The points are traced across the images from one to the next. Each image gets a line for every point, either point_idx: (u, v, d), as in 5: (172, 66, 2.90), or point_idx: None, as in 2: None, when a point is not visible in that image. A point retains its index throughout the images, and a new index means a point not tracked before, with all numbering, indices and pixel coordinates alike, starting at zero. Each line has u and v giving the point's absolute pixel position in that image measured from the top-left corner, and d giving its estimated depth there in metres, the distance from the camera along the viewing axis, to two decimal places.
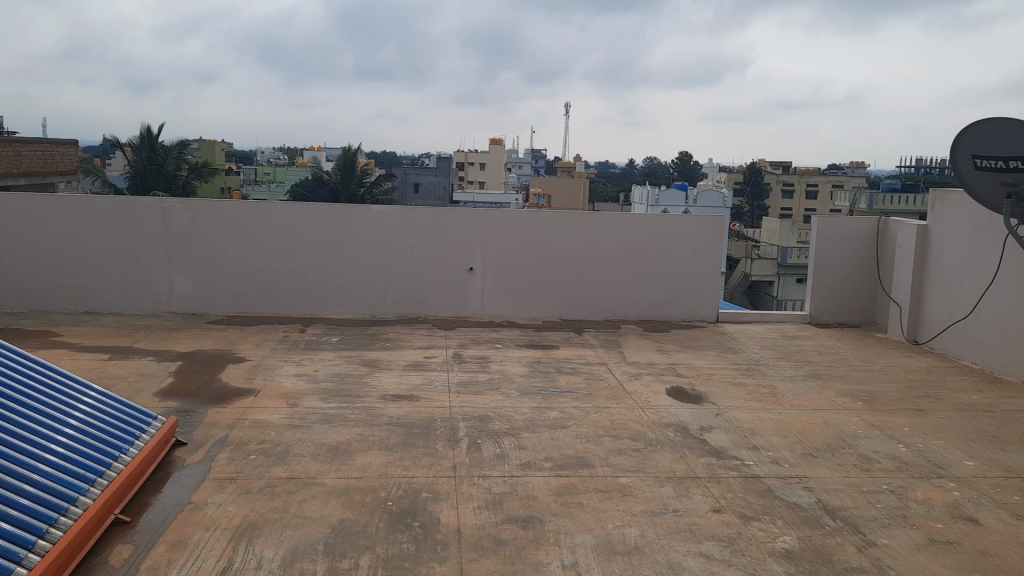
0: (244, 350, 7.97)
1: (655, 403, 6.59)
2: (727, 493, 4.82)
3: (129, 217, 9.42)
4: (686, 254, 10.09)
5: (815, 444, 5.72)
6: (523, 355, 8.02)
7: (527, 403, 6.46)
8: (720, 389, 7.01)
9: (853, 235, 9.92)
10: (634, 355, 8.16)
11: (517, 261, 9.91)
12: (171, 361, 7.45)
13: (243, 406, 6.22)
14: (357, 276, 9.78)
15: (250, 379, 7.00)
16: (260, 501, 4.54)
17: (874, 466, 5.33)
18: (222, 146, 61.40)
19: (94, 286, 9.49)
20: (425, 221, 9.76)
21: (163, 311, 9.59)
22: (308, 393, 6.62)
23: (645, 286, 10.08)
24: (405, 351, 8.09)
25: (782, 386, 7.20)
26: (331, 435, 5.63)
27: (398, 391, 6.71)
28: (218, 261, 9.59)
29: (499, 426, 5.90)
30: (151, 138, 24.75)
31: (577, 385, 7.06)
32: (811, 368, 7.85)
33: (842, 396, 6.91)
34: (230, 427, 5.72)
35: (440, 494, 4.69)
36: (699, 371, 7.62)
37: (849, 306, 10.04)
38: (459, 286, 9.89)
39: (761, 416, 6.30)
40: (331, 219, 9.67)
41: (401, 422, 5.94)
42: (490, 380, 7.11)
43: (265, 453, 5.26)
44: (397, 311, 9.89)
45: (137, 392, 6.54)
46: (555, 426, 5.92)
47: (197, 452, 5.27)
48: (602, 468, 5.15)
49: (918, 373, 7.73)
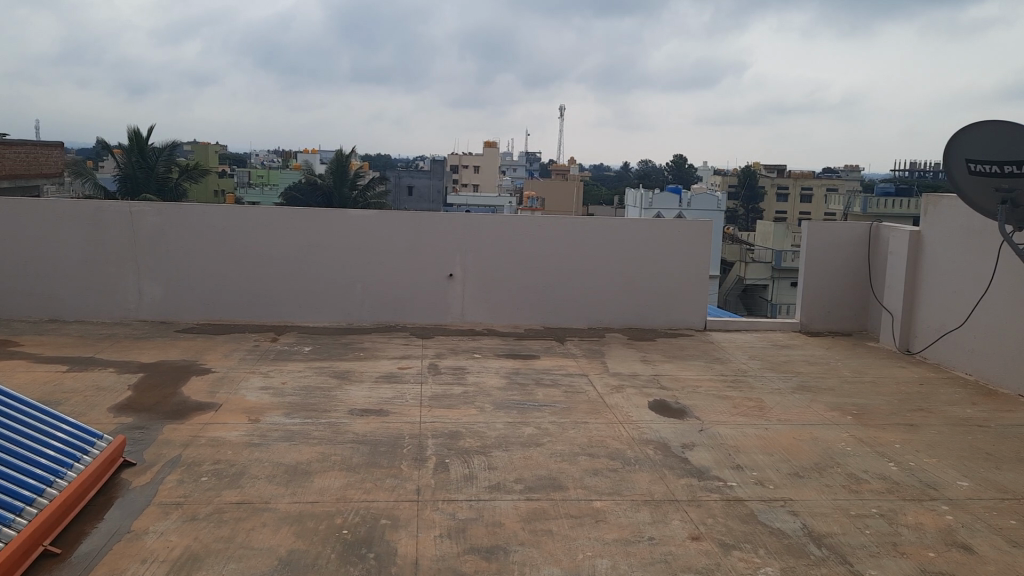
0: (211, 361, 7.65)
1: (636, 417, 6.30)
2: (707, 518, 4.52)
3: (96, 221, 9.10)
4: (672, 259, 9.80)
5: (801, 462, 5.43)
6: (502, 365, 7.73)
7: (502, 418, 6.16)
8: (704, 403, 6.72)
9: (844, 241, 9.64)
10: (617, 366, 7.87)
11: (498, 266, 9.61)
12: (132, 373, 7.14)
13: (201, 423, 5.90)
14: (333, 282, 9.47)
15: (213, 392, 6.67)
16: (205, 529, 4.23)
17: (862, 486, 5.04)
18: (215, 147, 61.05)
19: (60, 292, 9.16)
20: (403, 226, 9.45)
21: (131, 318, 9.28)
22: (273, 407, 6.31)
23: (630, 292, 9.79)
24: (379, 361, 7.78)
25: (769, 399, 6.91)
26: (290, 454, 5.32)
27: (367, 405, 6.40)
28: (189, 267, 9.28)
29: (469, 443, 5.60)
30: (140, 140, 24.42)
31: (556, 398, 6.76)
32: (800, 379, 7.56)
33: (831, 410, 6.62)
34: (184, 446, 5.41)
35: (400, 521, 4.39)
36: (684, 383, 7.32)
37: (840, 314, 9.77)
38: (438, 292, 9.59)
39: (746, 432, 6.01)
40: (305, 223, 9.36)
41: (366, 439, 5.63)
42: (465, 393, 6.80)
43: (218, 475, 4.95)
44: (375, 318, 9.58)
45: (91, 406, 6.22)
46: (529, 444, 5.62)
47: (145, 474, 4.96)
48: (575, 491, 4.85)
49: (910, 385, 7.44)
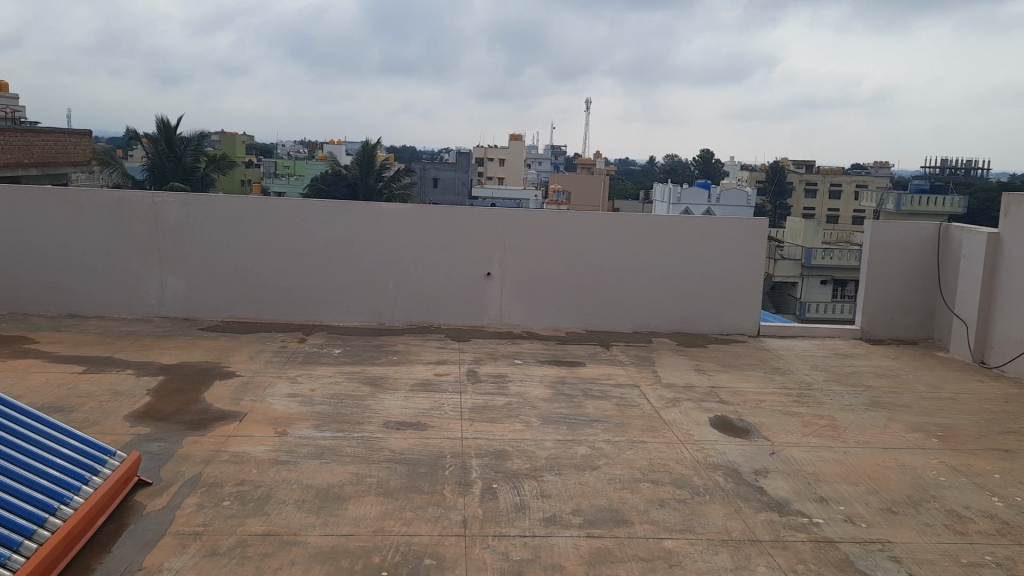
0: (235, 363, 7.15)
1: (699, 437, 5.71)
2: (797, 564, 3.95)
3: (118, 212, 8.64)
4: (724, 260, 9.18)
5: (891, 495, 4.83)
6: (546, 373, 7.16)
7: (551, 436, 5.61)
8: (772, 421, 6.11)
9: (911, 242, 8.97)
10: (670, 376, 7.28)
11: (539, 265, 9.06)
12: (152, 376, 6.65)
13: (224, 435, 5.40)
14: (364, 279, 8.96)
15: (237, 400, 6.17)
16: (226, 567, 3.73)
17: (968, 527, 4.44)
18: (243, 137, 60.89)
19: (80, 287, 8.72)
20: (438, 221, 8.91)
21: (153, 315, 8.83)
22: (301, 418, 5.79)
23: (678, 295, 9.18)
24: (413, 367, 7.25)
25: (842, 417, 6.29)
26: (321, 475, 4.79)
27: (403, 418, 5.86)
28: (213, 261, 8.81)
29: (518, 465, 5.04)
30: (170, 129, 24.09)
31: (608, 412, 6.18)
32: (872, 394, 6.92)
33: (913, 432, 6.00)
34: (205, 463, 4.91)
35: (447, 560, 3.86)
36: (746, 397, 6.71)
37: (904, 321, 9.12)
38: (474, 292, 9.05)
39: (824, 457, 5.41)
40: (336, 216, 8.85)
41: (404, 457, 5.09)
42: (508, 404, 6.25)
43: (242, 499, 4.44)
44: (407, 318, 9.06)
45: (107, 414, 5.74)
46: (584, 467, 5.06)
47: (161, 495, 4.46)
48: (642, 526, 4.28)
49: (994, 403, 6.78)
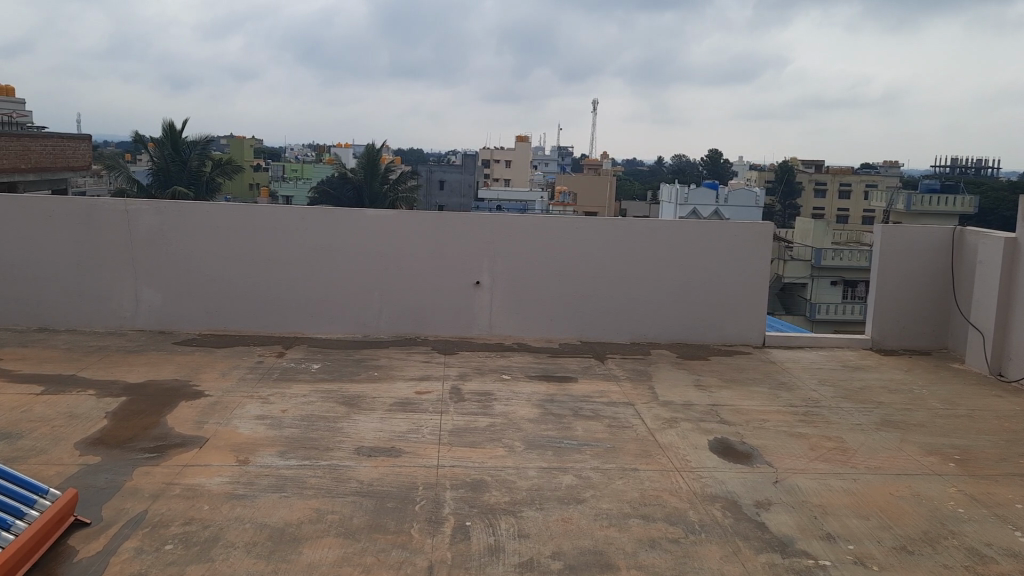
0: (205, 382, 6.74)
1: (696, 463, 5.27)
2: None
3: (89, 221, 8.26)
4: (726, 267, 8.72)
5: (905, 531, 4.38)
6: (535, 390, 6.72)
7: (535, 463, 5.17)
8: (776, 444, 5.66)
9: (924, 246, 8.51)
10: (667, 393, 6.82)
11: (532, 274, 8.63)
12: (114, 397, 6.25)
13: (180, 465, 4.99)
14: (347, 289, 8.55)
15: (200, 423, 5.75)
16: None
17: (991, 570, 3.99)
18: (250, 140, 60.60)
19: (51, 299, 8.34)
20: (425, 227, 8.49)
21: (128, 328, 8.43)
22: (267, 444, 5.37)
23: (679, 303, 8.73)
24: (394, 384, 6.81)
25: (851, 438, 5.84)
26: (278, 512, 4.36)
27: (376, 443, 5.43)
28: (190, 271, 8.41)
29: (496, 498, 4.61)
30: (176, 133, 23.80)
31: (599, 435, 5.74)
32: (883, 412, 6.46)
33: (928, 455, 5.54)
34: (153, 498, 4.51)
35: None
36: (748, 417, 6.26)
37: (917, 330, 8.65)
38: (463, 301, 8.63)
39: (831, 485, 4.96)
40: (318, 224, 8.44)
41: (371, 490, 4.67)
42: (492, 427, 5.82)
43: (187, 542, 4.03)
44: (394, 330, 8.64)
45: (57, 441, 5.33)
46: (568, 500, 4.63)
47: (97, 538, 4.05)
48: (627, 573, 3.85)
49: (1014, 421, 6.31)
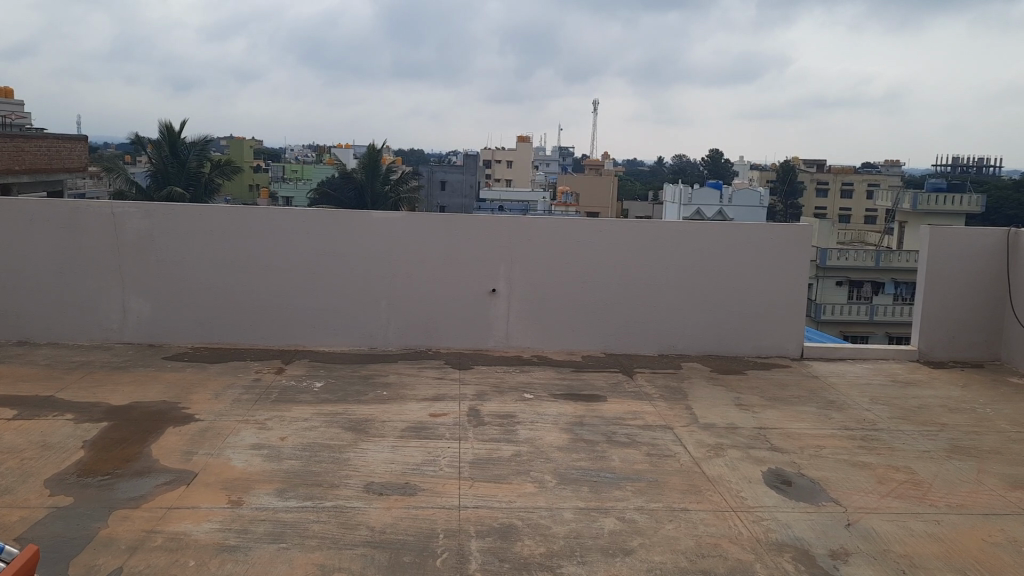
0: (195, 404, 6.07)
1: (753, 501, 4.61)
2: None
3: (72, 225, 7.61)
4: (761, 273, 8.06)
5: None
6: (561, 412, 6.06)
7: (571, 503, 4.52)
8: (840, 477, 5.00)
9: (977, 249, 7.86)
10: (707, 414, 6.16)
11: (552, 282, 7.98)
12: (93, 423, 5.58)
13: (164, 508, 4.33)
14: (351, 298, 7.90)
15: (189, 454, 5.10)
16: None
17: None
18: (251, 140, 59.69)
19: (31, 310, 7.69)
20: (436, 230, 7.85)
21: (114, 341, 7.79)
22: (264, 480, 4.72)
23: (710, 312, 8.08)
24: (405, 405, 6.15)
25: (922, 469, 5.18)
26: (276, 569, 3.71)
27: (388, 478, 4.78)
28: (182, 280, 7.77)
29: (530, 549, 3.96)
30: (173, 134, 23.15)
31: (638, 466, 5.09)
32: (949, 436, 5.81)
33: (1013, 489, 4.88)
34: (131, 551, 3.86)
35: None
36: (802, 443, 5.60)
37: (967, 340, 8.00)
38: (477, 311, 7.98)
39: (912, 529, 4.31)
40: (321, 228, 7.79)
41: (385, 539, 4.02)
42: (517, 457, 5.16)
43: None
44: (403, 342, 7.99)
45: (25, 478, 4.68)
46: (615, 550, 3.98)
47: None
48: None
49: None
